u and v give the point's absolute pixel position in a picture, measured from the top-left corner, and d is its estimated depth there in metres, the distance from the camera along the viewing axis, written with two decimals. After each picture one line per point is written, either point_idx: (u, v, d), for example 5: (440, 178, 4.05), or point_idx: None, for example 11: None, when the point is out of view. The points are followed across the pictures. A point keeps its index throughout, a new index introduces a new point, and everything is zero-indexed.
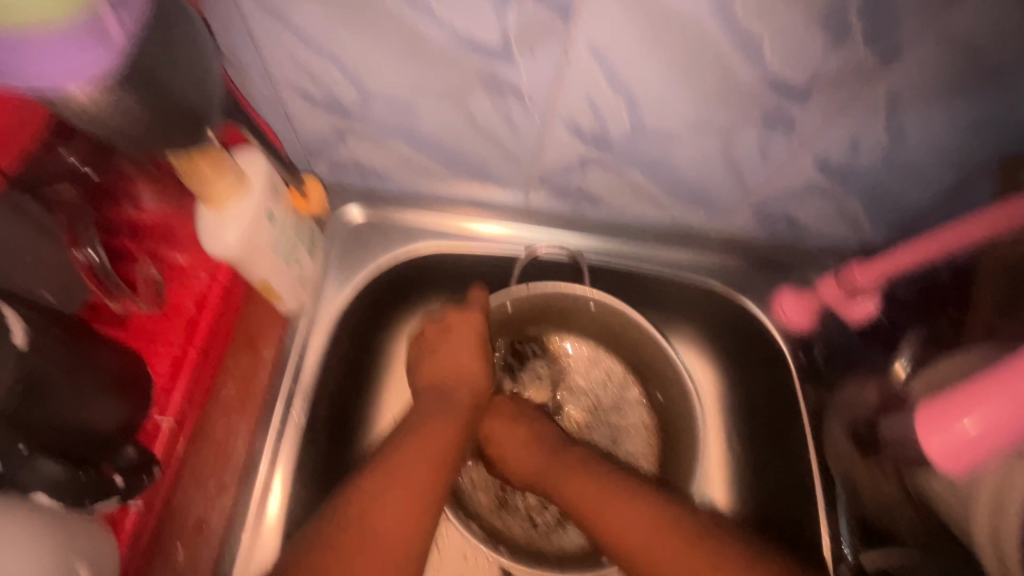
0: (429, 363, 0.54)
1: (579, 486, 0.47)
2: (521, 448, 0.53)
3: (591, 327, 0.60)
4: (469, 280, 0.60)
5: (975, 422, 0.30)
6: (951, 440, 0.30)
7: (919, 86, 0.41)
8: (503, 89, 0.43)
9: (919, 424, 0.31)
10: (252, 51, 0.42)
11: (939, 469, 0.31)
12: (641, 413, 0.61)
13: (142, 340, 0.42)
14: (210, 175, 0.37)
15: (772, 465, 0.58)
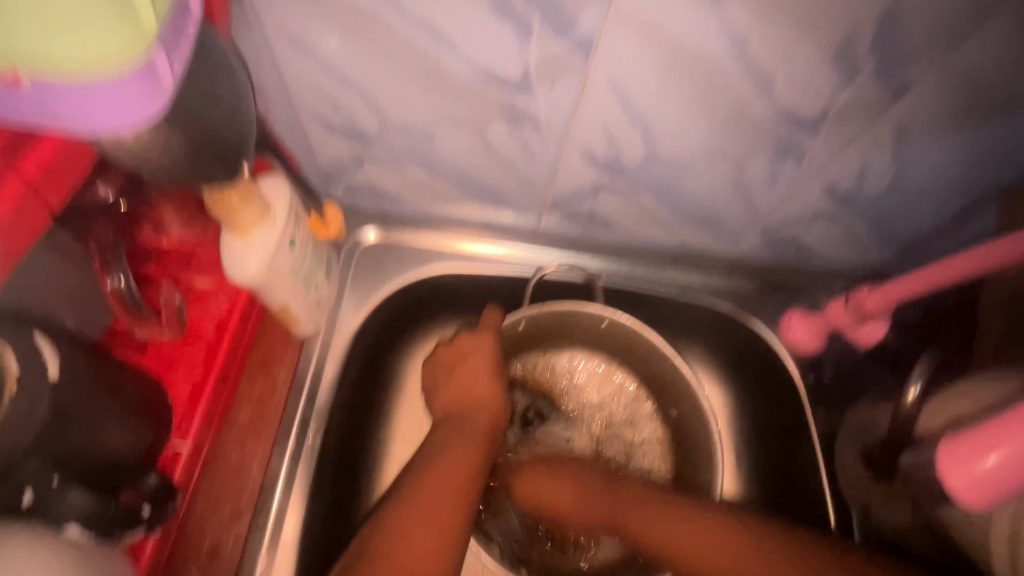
0: (445, 391, 0.54)
1: (647, 519, 0.46)
2: (571, 495, 0.49)
3: (604, 343, 0.61)
4: (482, 299, 0.60)
5: (1000, 461, 0.28)
6: (974, 476, 0.28)
7: (926, 119, 0.42)
8: (520, 119, 0.44)
9: (945, 453, 0.29)
10: (276, 82, 0.43)
11: (960, 502, 0.29)
12: (653, 428, 0.62)
13: (162, 365, 0.42)
14: (238, 206, 0.37)
15: (788, 485, 0.57)
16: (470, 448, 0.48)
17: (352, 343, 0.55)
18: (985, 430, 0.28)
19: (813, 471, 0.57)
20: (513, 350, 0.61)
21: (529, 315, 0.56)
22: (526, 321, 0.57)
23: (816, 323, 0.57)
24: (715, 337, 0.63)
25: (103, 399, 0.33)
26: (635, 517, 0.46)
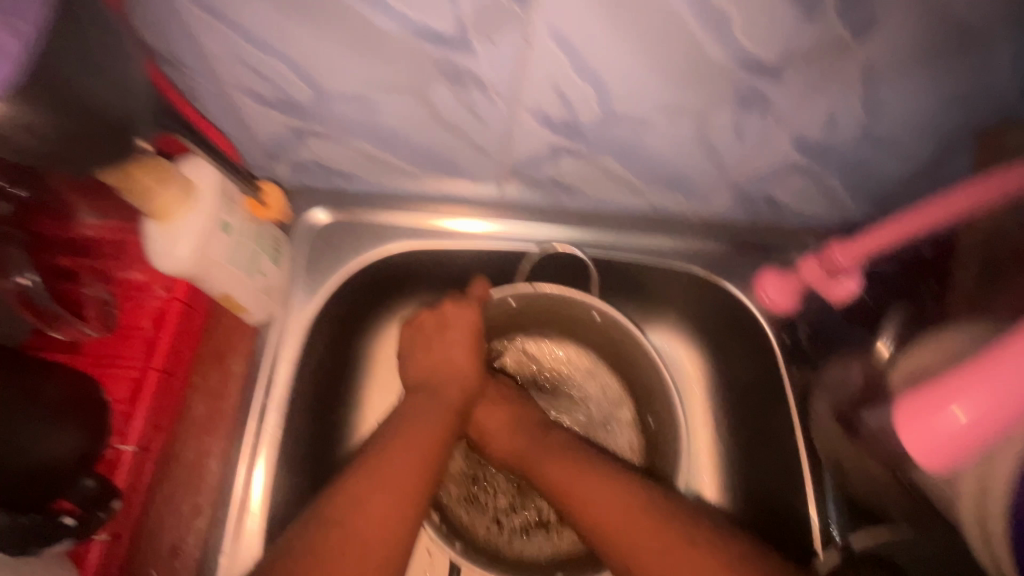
0: (423, 366, 0.54)
1: (562, 474, 0.47)
2: (505, 429, 0.53)
3: (592, 334, 0.60)
4: (462, 282, 0.60)
5: (971, 415, 0.25)
6: (939, 436, 0.26)
7: (895, 58, 0.39)
8: (463, 80, 0.41)
9: (902, 417, 0.27)
10: (193, 52, 0.39)
11: (921, 469, 0.27)
12: (630, 436, 0.61)
13: (97, 365, 0.40)
14: (154, 186, 0.35)
15: (754, 462, 0.59)
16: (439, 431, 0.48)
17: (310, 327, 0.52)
18: (940, 385, 0.26)
19: None
20: (496, 331, 0.62)
21: (519, 293, 0.56)
22: (514, 298, 0.57)
23: (789, 282, 0.55)
24: (696, 309, 0.64)
25: (15, 406, 0.32)
26: (549, 466, 0.49)
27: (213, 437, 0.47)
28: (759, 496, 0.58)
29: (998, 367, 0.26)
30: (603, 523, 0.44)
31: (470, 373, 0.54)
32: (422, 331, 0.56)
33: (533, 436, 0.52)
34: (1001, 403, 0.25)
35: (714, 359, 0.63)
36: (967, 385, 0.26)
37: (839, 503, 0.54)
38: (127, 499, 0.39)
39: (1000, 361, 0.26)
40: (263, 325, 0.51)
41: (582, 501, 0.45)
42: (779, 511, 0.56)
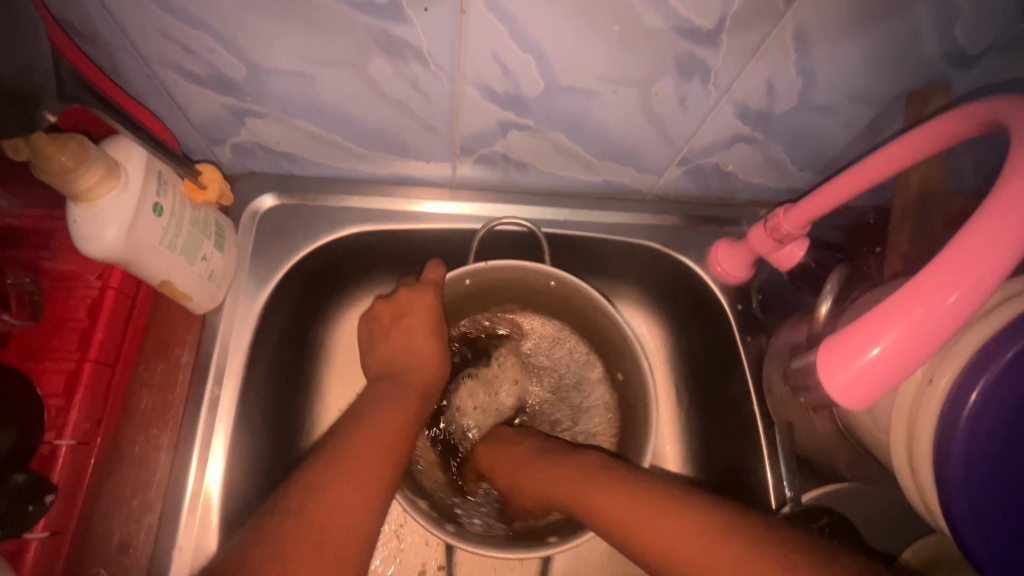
0: (383, 350, 0.54)
1: (604, 496, 0.43)
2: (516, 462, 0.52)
3: (553, 303, 0.60)
4: (425, 255, 0.60)
5: (886, 348, 0.27)
6: (854, 373, 0.28)
7: (823, 22, 0.40)
8: (401, 52, 0.40)
9: (821, 359, 0.29)
10: (114, 28, 0.37)
11: (842, 406, 0.29)
12: (603, 393, 0.62)
13: (27, 358, 0.39)
14: (72, 166, 0.33)
15: (713, 426, 0.60)
16: (400, 411, 0.48)
17: (262, 317, 0.51)
18: (858, 325, 0.28)
19: (744, 397, 0.57)
20: (456, 312, 0.61)
21: (475, 272, 0.54)
22: (472, 278, 0.55)
23: (740, 252, 0.57)
24: (654, 280, 0.64)
25: None
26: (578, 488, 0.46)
27: (162, 430, 0.46)
28: (727, 461, 0.58)
29: (911, 304, 0.27)
30: (663, 542, 0.39)
31: (434, 357, 0.54)
32: (381, 321, 0.55)
33: (564, 465, 0.48)
34: (922, 339, 0.26)
35: (673, 327, 0.65)
36: (881, 323, 0.27)
37: (791, 461, 0.54)
38: (64, 494, 0.38)
39: (913, 295, 0.27)
40: (211, 313, 0.49)
41: (651, 536, 0.40)
42: (744, 467, 0.57)
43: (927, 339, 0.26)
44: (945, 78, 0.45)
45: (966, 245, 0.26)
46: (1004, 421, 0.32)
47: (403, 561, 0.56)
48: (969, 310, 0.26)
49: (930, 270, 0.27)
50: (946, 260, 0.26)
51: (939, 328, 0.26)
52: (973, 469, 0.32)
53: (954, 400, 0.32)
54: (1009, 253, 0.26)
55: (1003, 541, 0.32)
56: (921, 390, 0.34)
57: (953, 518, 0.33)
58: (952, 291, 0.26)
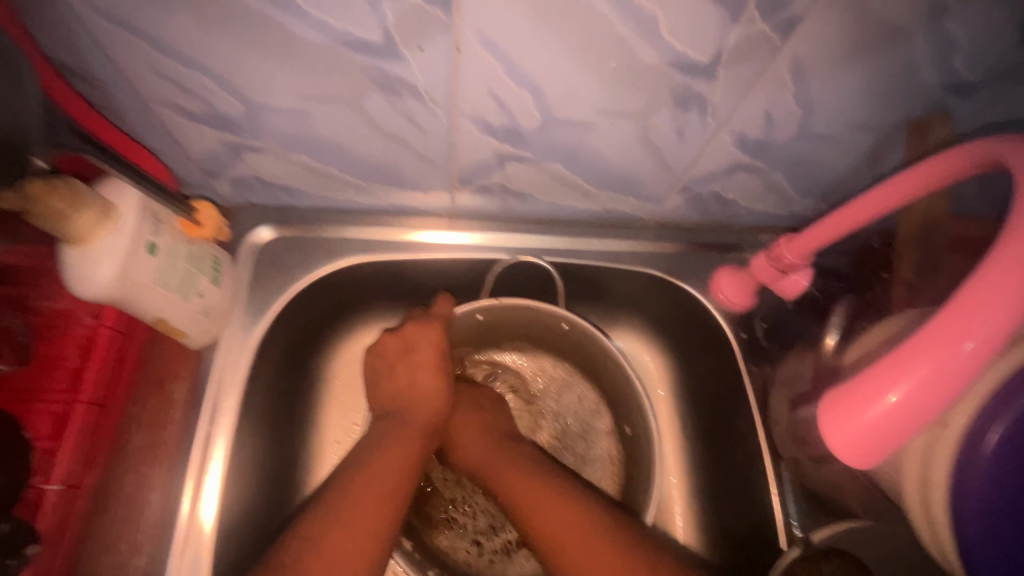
0: (387, 386, 0.53)
1: (519, 482, 0.47)
2: (495, 454, 0.51)
3: (564, 343, 0.59)
4: (433, 288, 0.60)
5: (902, 399, 0.26)
6: (862, 424, 0.27)
7: (820, 55, 0.40)
8: (397, 89, 0.40)
9: (826, 414, 0.28)
10: (111, 68, 0.38)
11: (846, 463, 0.28)
12: (609, 446, 0.60)
13: (18, 400, 0.38)
14: (65, 210, 0.33)
15: (716, 462, 0.59)
16: (398, 449, 0.46)
17: (260, 351, 0.51)
18: (869, 372, 0.27)
19: (750, 429, 0.56)
20: (463, 344, 0.60)
21: (486, 308, 0.54)
22: (482, 314, 0.56)
23: (742, 279, 0.56)
24: (654, 306, 0.64)
25: None
26: (528, 492, 0.46)
27: (153, 469, 0.45)
28: (727, 499, 0.57)
29: (921, 354, 0.26)
30: (552, 527, 0.44)
31: (440, 395, 0.52)
32: (386, 356, 0.54)
33: (497, 444, 0.52)
34: (941, 387, 0.25)
35: (673, 359, 0.64)
36: (888, 373, 0.26)
37: (799, 497, 0.52)
38: (51, 539, 0.37)
39: (923, 348, 0.26)
40: (207, 347, 0.49)
41: (552, 528, 0.44)
42: (744, 501, 0.55)
43: (946, 389, 0.25)
44: (947, 106, 0.45)
45: (976, 297, 0.25)
46: (1022, 469, 0.30)
47: None
48: (985, 359, 0.25)
49: (937, 320, 0.26)
50: (955, 310, 0.25)
51: (957, 378, 0.25)
52: (989, 518, 0.31)
53: (969, 443, 0.31)
54: (1021, 302, 0.25)
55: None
56: (932, 435, 0.33)
57: (971, 568, 0.32)
58: (969, 338, 0.25)
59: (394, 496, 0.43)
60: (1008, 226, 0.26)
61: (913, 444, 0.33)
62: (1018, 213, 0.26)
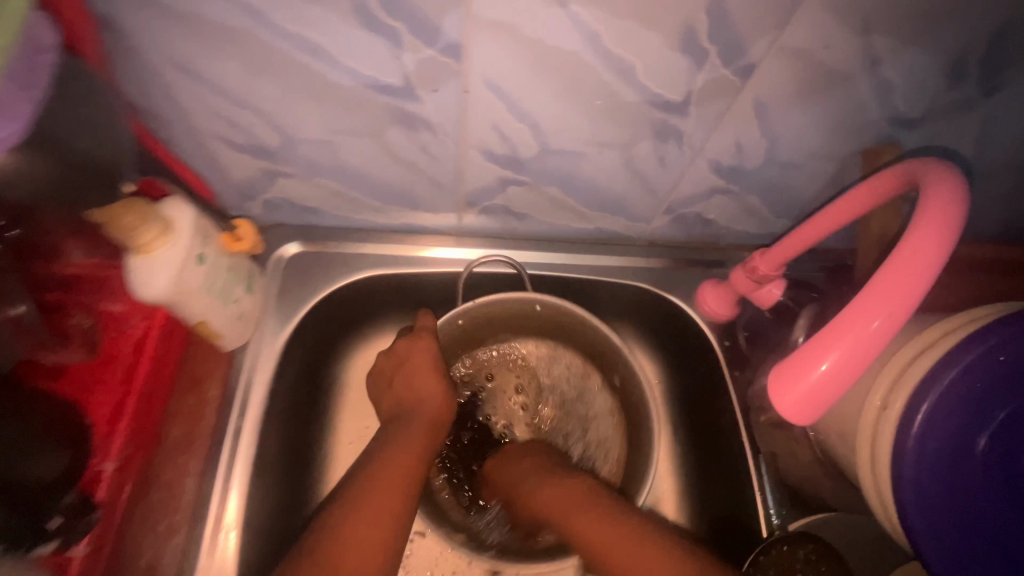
0: (390, 396, 0.57)
1: (580, 515, 0.48)
2: (546, 487, 0.52)
3: (542, 325, 0.64)
4: (442, 302, 0.66)
5: (832, 366, 0.30)
6: (803, 390, 0.31)
7: (778, 96, 0.46)
8: (415, 123, 0.46)
9: (773, 384, 0.32)
10: (171, 106, 0.44)
11: (788, 422, 0.32)
12: (604, 400, 0.66)
13: (81, 390, 0.44)
14: (137, 226, 0.39)
15: (703, 424, 0.64)
16: (399, 448, 0.51)
17: (285, 354, 0.56)
18: (805, 348, 0.31)
19: (733, 430, 0.60)
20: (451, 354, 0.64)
21: (467, 313, 0.59)
22: (463, 318, 0.60)
23: (725, 292, 0.61)
24: (638, 313, 0.69)
25: None
26: (584, 518, 0.48)
27: (189, 458, 0.50)
28: (718, 456, 0.61)
29: (844, 329, 0.30)
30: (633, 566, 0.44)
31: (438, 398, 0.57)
32: (389, 363, 0.59)
33: (553, 479, 0.53)
34: (858, 355, 0.30)
35: (648, 337, 0.70)
36: (825, 341, 0.31)
37: (777, 489, 0.57)
38: (107, 515, 0.42)
39: (845, 323, 0.30)
40: (238, 350, 0.54)
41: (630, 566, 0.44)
42: (730, 464, 0.60)
43: (861, 355, 0.30)
44: (894, 137, 0.51)
45: (884, 282, 0.30)
46: (949, 441, 0.35)
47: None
48: (888, 333, 0.30)
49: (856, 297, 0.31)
50: (872, 292, 0.31)
51: (870, 349, 0.30)
52: (922, 483, 0.35)
53: (902, 421, 0.36)
54: (915, 291, 0.30)
55: (954, 551, 0.35)
56: (878, 416, 0.38)
57: (909, 528, 0.35)
58: (875, 317, 0.30)
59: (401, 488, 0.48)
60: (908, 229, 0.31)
61: (865, 427, 0.39)
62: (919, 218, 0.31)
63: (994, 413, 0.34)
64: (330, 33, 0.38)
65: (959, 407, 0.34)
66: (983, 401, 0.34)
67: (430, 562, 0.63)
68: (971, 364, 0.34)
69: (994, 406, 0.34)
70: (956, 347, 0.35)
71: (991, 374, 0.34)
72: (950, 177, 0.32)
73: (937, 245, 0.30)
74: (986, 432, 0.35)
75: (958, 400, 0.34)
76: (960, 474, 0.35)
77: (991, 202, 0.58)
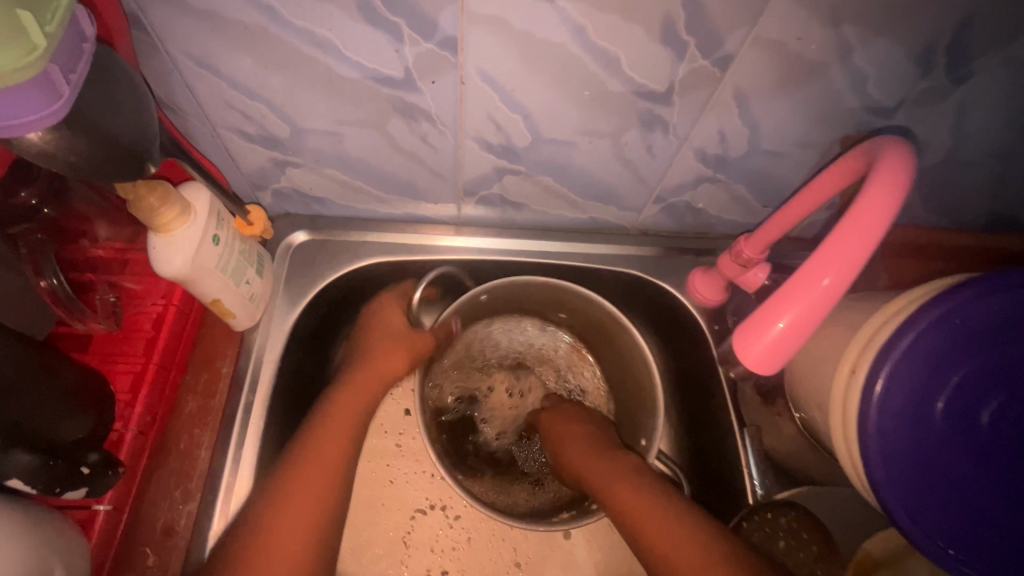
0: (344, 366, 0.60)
1: (620, 488, 0.52)
2: (593, 460, 0.56)
3: (494, 307, 0.67)
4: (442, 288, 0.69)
5: (786, 325, 0.36)
6: (763, 346, 0.37)
7: (756, 86, 0.49)
8: (415, 114, 0.50)
9: (738, 342, 0.38)
10: (190, 99, 0.48)
11: (755, 372, 0.38)
12: (558, 337, 0.73)
13: (106, 360, 0.47)
14: (158, 206, 0.42)
15: (669, 360, 0.71)
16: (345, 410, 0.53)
17: (292, 335, 0.59)
18: (762, 312, 0.37)
19: (722, 409, 0.62)
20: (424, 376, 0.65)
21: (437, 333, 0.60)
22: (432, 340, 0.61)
23: (714, 278, 0.63)
24: (612, 292, 0.72)
25: (42, 382, 0.39)
26: (623, 490, 0.52)
27: (203, 431, 0.53)
28: (691, 390, 0.68)
29: (791, 293, 0.36)
30: (655, 533, 0.48)
31: (394, 363, 0.58)
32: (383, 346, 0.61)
33: (600, 452, 0.57)
34: (809, 315, 0.36)
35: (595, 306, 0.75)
36: (778, 307, 0.36)
37: (762, 463, 0.59)
38: (127, 473, 0.46)
39: (799, 285, 0.36)
40: (249, 331, 0.57)
41: (652, 533, 0.48)
42: (701, 395, 0.66)
43: (812, 314, 0.36)
44: (871, 125, 0.53)
45: (829, 250, 0.36)
46: (909, 401, 0.37)
47: (438, 551, 0.65)
48: (836, 293, 0.36)
49: (806, 268, 0.36)
50: (822, 256, 0.36)
51: (819, 308, 0.36)
52: (885, 439, 0.37)
53: (868, 383, 0.38)
54: (856, 260, 0.35)
55: (914, 503, 0.38)
56: (849, 381, 0.40)
57: (874, 481, 0.38)
58: (824, 275, 0.35)
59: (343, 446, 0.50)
60: (855, 205, 0.36)
61: (836, 391, 0.41)
62: (865, 194, 0.35)
63: (951, 374, 0.37)
64: (336, 28, 0.41)
65: (917, 370, 0.37)
66: (939, 364, 0.37)
67: (431, 538, 0.65)
68: (926, 329, 0.37)
69: (950, 369, 0.37)
70: (916, 314, 0.38)
71: (946, 338, 0.37)
72: (902, 163, 0.35)
73: (880, 221, 0.35)
74: (943, 395, 0.37)
75: (916, 363, 0.37)
76: (924, 433, 0.37)
77: (971, 188, 0.61)
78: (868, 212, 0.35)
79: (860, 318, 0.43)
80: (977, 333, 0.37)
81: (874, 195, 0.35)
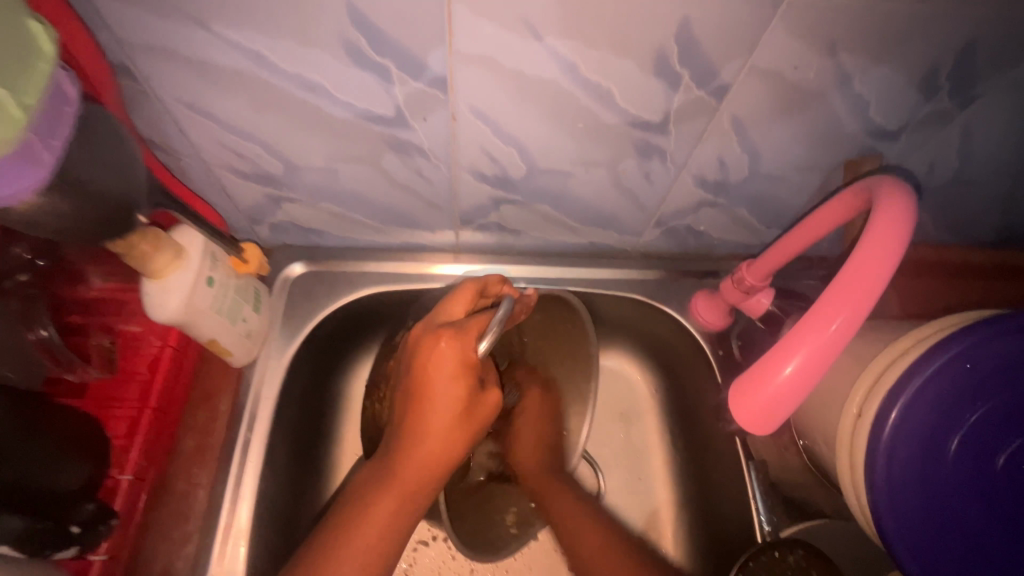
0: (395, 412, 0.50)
1: (563, 505, 0.59)
2: (544, 472, 0.61)
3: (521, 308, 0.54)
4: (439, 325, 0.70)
5: (791, 371, 0.35)
6: (765, 396, 0.35)
7: (755, 113, 0.47)
8: (408, 150, 0.49)
9: (737, 392, 0.36)
10: (184, 141, 0.48)
11: (752, 426, 0.37)
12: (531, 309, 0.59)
13: (101, 405, 0.48)
14: (150, 253, 0.43)
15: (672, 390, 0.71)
16: (382, 503, 0.45)
17: (291, 368, 0.59)
18: (765, 361, 0.36)
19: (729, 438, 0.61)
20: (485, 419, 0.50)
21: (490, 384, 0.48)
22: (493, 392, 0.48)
23: (717, 303, 0.62)
24: (618, 311, 0.71)
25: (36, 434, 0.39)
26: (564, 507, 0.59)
27: (200, 470, 0.53)
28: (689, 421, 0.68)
29: (798, 340, 0.35)
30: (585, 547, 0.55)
31: (449, 448, 0.46)
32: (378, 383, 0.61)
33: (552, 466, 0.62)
34: (816, 362, 0.35)
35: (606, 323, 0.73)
36: (782, 353, 0.35)
37: (768, 497, 0.58)
38: (123, 523, 0.46)
39: (805, 329, 0.35)
40: (247, 366, 0.57)
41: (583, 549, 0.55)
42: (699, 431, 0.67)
43: (819, 361, 0.35)
44: (874, 148, 0.52)
45: (836, 293, 0.35)
46: (921, 445, 0.36)
47: None
48: (845, 337, 0.35)
49: (813, 311, 0.35)
50: (827, 300, 0.35)
51: (828, 353, 0.35)
52: (894, 484, 0.36)
53: (875, 425, 0.37)
54: (865, 303, 0.34)
55: (924, 550, 0.36)
56: (856, 423, 0.39)
57: (882, 526, 0.37)
58: (831, 321, 0.34)
59: (378, 546, 0.45)
60: (858, 247, 0.35)
61: (842, 433, 0.40)
62: (868, 236, 0.35)
63: (964, 416, 0.35)
64: (326, 72, 0.41)
65: (926, 413, 0.36)
66: (950, 407, 0.35)
67: (433, 570, 0.64)
68: (937, 371, 0.35)
69: (964, 411, 0.35)
70: (925, 355, 0.36)
71: (959, 381, 0.35)
72: (901, 208, 0.35)
73: (884, 269, 0.34)
74: (955, 436, 0.36)
75: (928, 404, 0.35)
76: (936, 478, 0.36)
77: (981, 206, 0.59)
78: (874, 256, 0.35)
79: (867, 353, 0.42)
80: (991, 374, 0.35)
81: (878, 238, 0.35)
